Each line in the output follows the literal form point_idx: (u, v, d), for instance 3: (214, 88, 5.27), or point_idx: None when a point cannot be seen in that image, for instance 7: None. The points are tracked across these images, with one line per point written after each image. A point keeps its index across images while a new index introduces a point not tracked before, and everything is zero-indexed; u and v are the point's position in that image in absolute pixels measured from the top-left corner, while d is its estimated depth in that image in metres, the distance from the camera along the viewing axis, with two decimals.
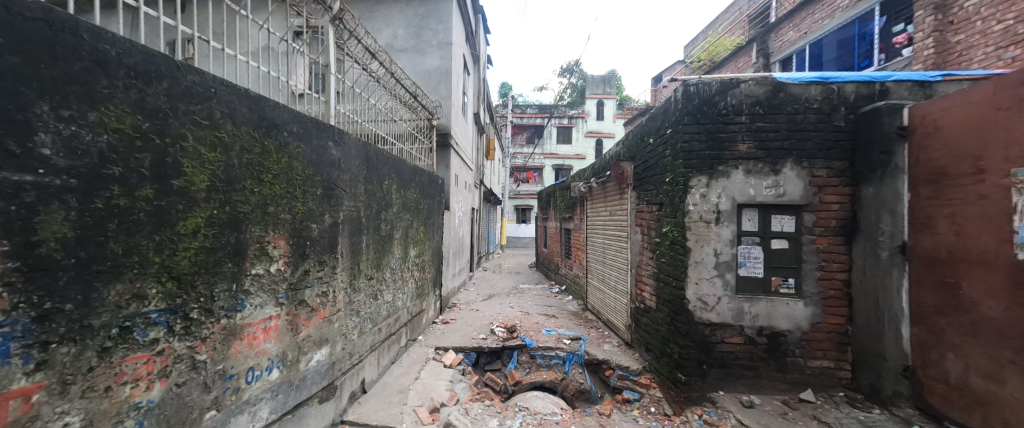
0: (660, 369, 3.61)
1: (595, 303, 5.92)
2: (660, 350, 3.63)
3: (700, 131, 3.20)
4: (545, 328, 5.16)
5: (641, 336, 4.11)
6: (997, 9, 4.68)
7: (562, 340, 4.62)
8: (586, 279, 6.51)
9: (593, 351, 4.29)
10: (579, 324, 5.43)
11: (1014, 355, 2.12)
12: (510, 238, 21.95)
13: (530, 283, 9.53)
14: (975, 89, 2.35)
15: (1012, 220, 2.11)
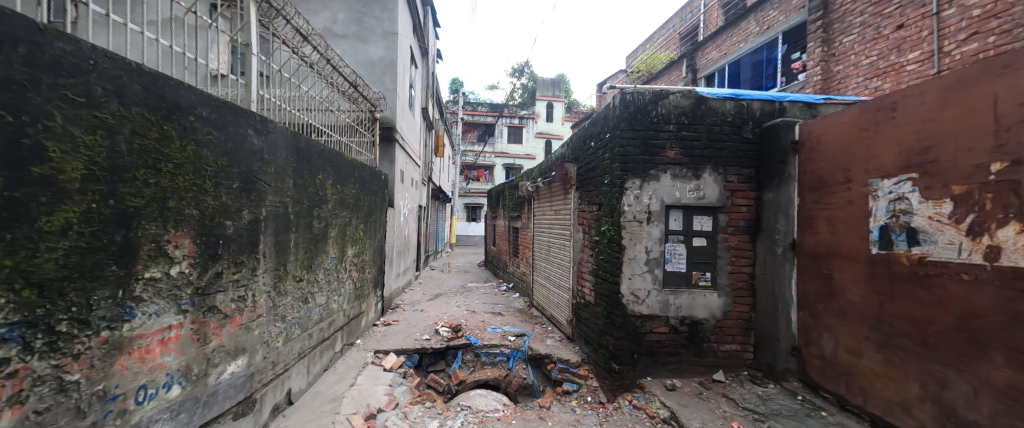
0: (597, 361, 3.81)
1: (540, 300, 6.08)
2: (597, 342, 3.83)
3: (636, 137, 3.43)
4: (491, 326, 5.19)
5: (581, 331, 4.30)
6: (865, 46, 5.64)
7: (506, 337, 4.68)
8: (532, 276, 6.67)
9: (535, 346, 4.40)
10: (523, 321, 5.53)
11: (868, 332, 2.57)
12: (458, 237, 21.66)
13: (478, 281, 9.49)
14: (845, 112, 2.80)
15: (869, 222, 2.56)
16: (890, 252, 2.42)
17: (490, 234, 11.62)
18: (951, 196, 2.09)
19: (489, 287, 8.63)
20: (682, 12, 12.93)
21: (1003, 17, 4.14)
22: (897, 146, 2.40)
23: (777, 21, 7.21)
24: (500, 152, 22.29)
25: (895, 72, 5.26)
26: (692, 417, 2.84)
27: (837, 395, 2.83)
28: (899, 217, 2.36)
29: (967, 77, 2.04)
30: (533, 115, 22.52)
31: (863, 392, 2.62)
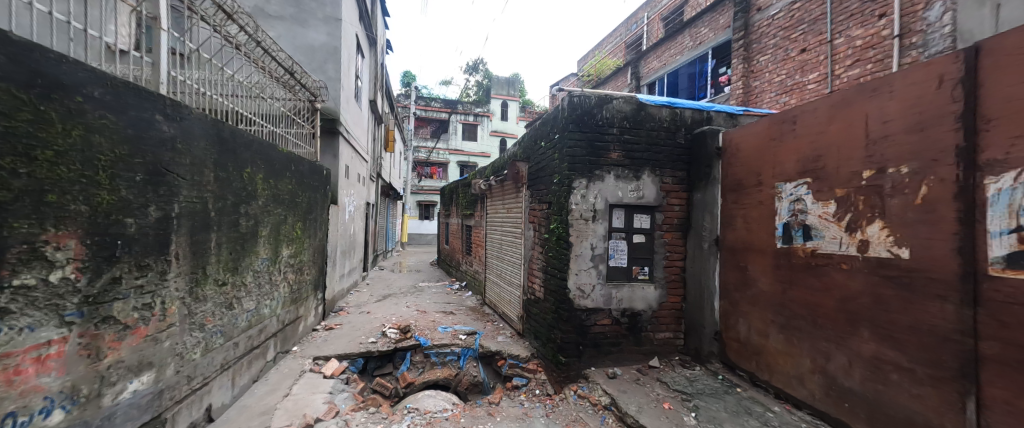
0: (546, 354, 3.91)
1: (491, 298, 6.09)
2: (546, 336, 3.93)
3: (583, 138, 3.56)
4: (441, 325, 5.10)
5: (531, 327, 4.39)
6: (777, 65, 6.39)
7: (457, 336, 4.62)
8: (484, 274, 6.67)
9: (486, 344, 4.41)
10: (475, 319, 5.50)
11: (773, 316, 2.92)
12: (410, 235, 20.96)
13: (430, 280, 9.28)
14: (757, 123, 3.14)
15: (776, 219, 2.90)
16: (791, 246, 2.76)
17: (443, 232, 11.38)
18: (835, 197, 2.44)
19: (441, 286, 8.47)
20: (628, 22, 13.65)
21: (879, 47, 4.93)
22: (797, 154, 2.76)
23: (707, 37, 7.95)
24: (453, 149, 21.85)
25: (799, 90, 6.04)
26: (629, 401, 3.03)
27: (749, 372, 3.19)
28: (798, 216, 2.71)
29: (847, 97, 2.39)
30: (487, 113, 22.36)
31: (769, 368, 2.98)
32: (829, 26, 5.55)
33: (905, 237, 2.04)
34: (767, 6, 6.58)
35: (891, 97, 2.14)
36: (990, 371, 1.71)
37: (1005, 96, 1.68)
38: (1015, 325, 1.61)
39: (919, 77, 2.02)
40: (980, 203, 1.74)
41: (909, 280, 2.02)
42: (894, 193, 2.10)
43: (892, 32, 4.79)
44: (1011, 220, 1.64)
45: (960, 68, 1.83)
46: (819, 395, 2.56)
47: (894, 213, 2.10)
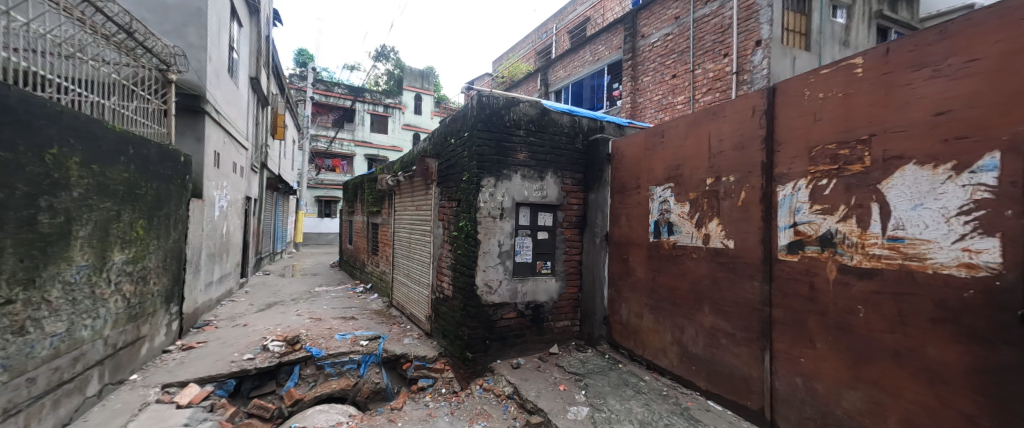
0: (453, 352, 3.91)
1: (399, 299, 5.85)
2: (454, 335, 3.94)
3: (491, 138, 3.66)
4: (339, 332, 4.72)
5: (439, 326, 4.34)
6: (656, 86, 7.41)
7: (357, 343, 4.35)
8: (391, 275, 6.37)
9: (390, 348, 4.22)
10: (378, 323, 5.23)
11: (647, 300, 3.41)
12: (306, 235, 18.85)
13: (329, 284, 8.49)
14: (637, 135, 3.60)
15: (650, 217, 3.37)
16: (658, 240, 3.26)
17: (345, 231, 10.51)
18: (689, 200, 2.96)
19: (341, 289, 7.82)
20: (540, 31, 14.36)
21: (725, 80, 6.11)
22: (663, 162, 3.26)
23: (603, 54, 8.83)
24: (360, 140, 20.18)
25: (671, 109, 7.11)
26: (530, 389, 3.22)
27: (629, 350, 3.67)
28: (666, 215, 3.20)
29: (697, 118, 2.92)
30: (400, 104, 21.12)
31: (642, 345, 3.48)
32: (692, 58, 6.67)
33: (732, 232, 2.59)
34: (649, 34, 7.59)
35: (725, 121, 2.68)
36: (779, 330, 2.28)
37: (790, 125, 2.26)
38: (794, 295, 2.20)
39: (742, 106, 2.57)
40: (775, 205, 2.32)
41: (734, 265, 2.57)
42: (725, 197, 2.64)
43: (733, 69, 5.98)
44: (791, 218, 2.22)
45: (764, 102, 2.40)
46: (676, 363, 3.08)
47: (726, 213, 2.64)
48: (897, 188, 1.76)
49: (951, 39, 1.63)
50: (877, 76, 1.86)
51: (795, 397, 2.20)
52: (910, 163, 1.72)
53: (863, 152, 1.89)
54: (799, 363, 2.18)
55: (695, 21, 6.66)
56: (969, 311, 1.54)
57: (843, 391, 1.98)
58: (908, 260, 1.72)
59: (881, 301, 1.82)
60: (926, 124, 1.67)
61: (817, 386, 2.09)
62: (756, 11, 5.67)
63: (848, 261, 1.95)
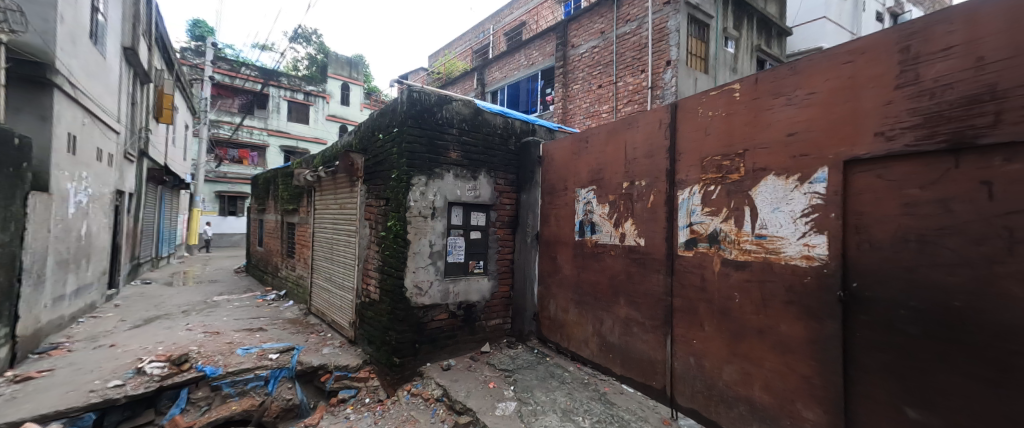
0: (379, 359, 3.75)
1: (319, 306, 5.44)
2: (380, 340, 3.78)
3: (422, 135, 3.59)
4: (243, 346, 4.24)
5: (364, 332, 4.13)
6: (585, 94, 7.85)
7: (265, 356, 3.97)
8: (309, 280, 5.89)
9: (305, 359, 3.92)
10: (292, 333, 4.81)
11: (572, 295, 3.62)
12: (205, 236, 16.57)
13: (234, 292, 7.57)
14: (565, 139, 3.81)
15: (576, 216, 3.58)
16: (583, 238, 3.48)
17: (254, 232, 9.45)
18: (608, 202, 3.21)
19: (247, 298, 7.01)
20: (479, 31, 14.34)
21: (642, 93, 6.71)
22: (587, 166, 3.48)
23: (537, 59, 9.13)
24: (275, 129, 18.29)
25: (597, 117, 7.58)
26: (459, 389, 3.23)
27: (556, 344, 3.86)
28: (589, 215, 3.42)
29: (616, 127, 3.18)
30: (324, 93, 19.57)
31: (568, 338, 3.68)
32: (616, 71, 7.20)
33: (643, 231, 2.87)
34: (578, 44, 8.03)
35: (638, 130, 2.96)
36: (678, 317, 2.59)
37: (688, 138, 2.57)
38: (689, 286, 2.52)
39: (652, 118, 2.85)
40: (676, 207, 2.62)
41: (644, 260, 2.85)
42: (638, 200, 2.92)
43: (649, 84, 6.59)
44: (688, 219, 2.53)
45: (669, 116, 2.70)
46: (597, 352, 3.32)
47: (638, 214, 2.91)
48: (762, 195, 2.12)
49: (799, 74, 2.00)
50: (750, 100, 2.21)
51: (689, 375, 2.52)
52: (771, 174, 2.08)
53: (741, 163, 2.23)
54: (692, 345, 2.50)
55: (618, 37, 7.21)
56: (808, 293, 1.91)
57: (724, 366, 2.31)
58: (770, 254, 2.08)
59: (751, 289, 2.17)
60: (784, 142, 2.03)
61: (705, 364, 2.42)
62: (667, 34, 6.34)
63: (729, 255, 2.29)
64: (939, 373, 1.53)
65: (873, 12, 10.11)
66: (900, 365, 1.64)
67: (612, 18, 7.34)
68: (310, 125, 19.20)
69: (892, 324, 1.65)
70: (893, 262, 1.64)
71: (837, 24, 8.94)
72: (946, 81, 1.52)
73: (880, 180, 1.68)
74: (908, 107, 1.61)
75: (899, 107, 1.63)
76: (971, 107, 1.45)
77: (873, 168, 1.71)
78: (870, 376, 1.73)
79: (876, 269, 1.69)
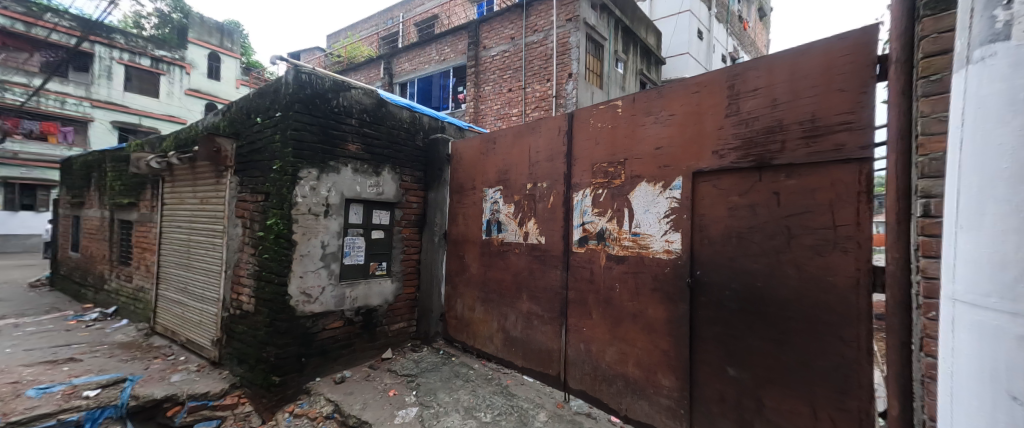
0: (253, 381, 3.27)
1: (171, 323, 4.52)
2: (256, 359, 3.29)
3: (313, 123, 3.27)
4: (38, 385, 3.26)
5: (234, 350, 3.57)
6: (496, 97, 8.02)
7: (76, 395, 3.13)
8: (156, 293, 4.84)
9: (141, 392, 3.21)
10: (125, 361, 3.89)
11: (478, 293, 3.69)
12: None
13: (34, 313, 5.83)
14: (473, 139, 3.86)
15: (484, 215, 3.65)
16: (489, 237, 3.57)
17: (68, 233, 7.40)
18: (513, 202, 3.36)
19: (53, 321, 5.45)
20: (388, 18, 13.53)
21: (547, 100, 7.14)
22: (493, 167, 3.59)
23: (449, 56, 9.03)
24: (102, 101, 14.31)
25: (507, 120, 7.82)
26: (354, 403, 3.02)
27: (462, 343, 3.89)
28: (495, 214, 3.52)
29: (520, 131, 3.34)
30: (183, 62, 16.21)
31: (474, 335, 3.73)
32: (525, 77, 7.51)
33: (544, 230, 3.07)
34: (489, 46, 8.16)
35: (540, 136, 3.16)
36: (572, 309, 2.83)
37: (581, 146, 2.83)
38: (581, 279, 2.77)
39: (552, 125, 3.06)
40: (571, 208, 2.87)
41: (544, 257, 3.05)
42: (540, 200, 3.11)
43: (553, 93, 7.03)
44: (581, 218, 2.79)
45: (567, 124, 2.94)
46: (500, 347, 3.44)
47: (540, 214, 3.10)
48: (637, 199, 2.44)
49: (663, 97, 2.35)
50: (629, 115, 2.52)
51: (580, 360, 2.77)
52: (644, 182, 2.41)
53: (622, 171, 2.54)
54: (582, 332, 2.76)
55: (526, 45, 7.53)
56: (667, 281, 2.28)
57: (607, 348, 2.60)
58: (641, 249, 2.41)
59: (628, 279, 2.48)
60: (653, 155, 2.38)
61: (593, 348, 2.69)
62: (569, 48, 6.85)
63: (612, 251, 2.58)
64: (753, 340, 1.96)
65: (722, 54, 12.43)
66: (726, 335, 2.04)
67: (521, 26, 7.64)
68: (160, 99, 15.70)
69: (723, 304, 2.05)
70: (722, 254, 2.06)
71: (698, 61, 10.75)
72: (753, 115, 1.97)
73: (715, 189, 2.09)
74: (733, 132, 2.04)
75: (727, 131, 2.06)
76: (769, 136, 1.91)
77: (712, 179, 2.11)
78: (709, 347, 2.12)
79: (712, 260, 2.10)
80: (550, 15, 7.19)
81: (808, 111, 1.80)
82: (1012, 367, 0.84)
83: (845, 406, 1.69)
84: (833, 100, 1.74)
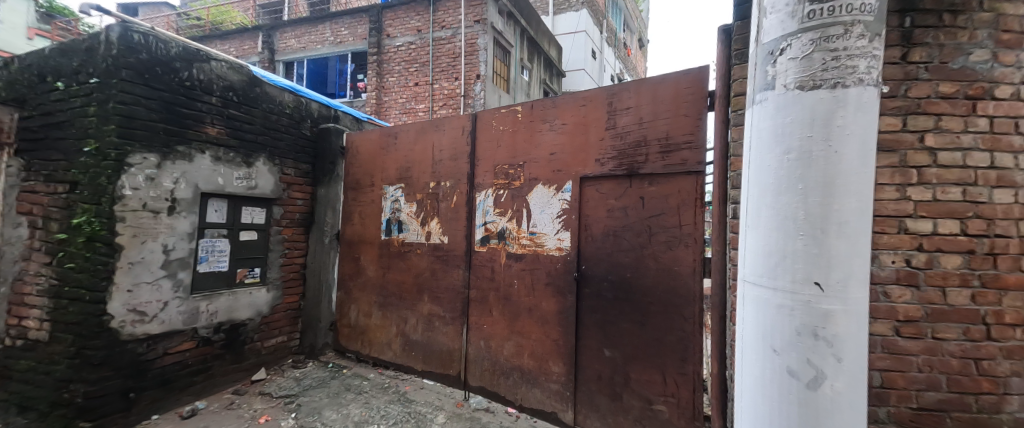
0: None
1: None
2: (45, 405, 2.42)
3: (151, 96, 2.68)
4: None
5: (12, 395, 2.57)
6: (400, 89, 7.69)
7: None
8: None
9: None
10: None
11: (375, 297, 3.50)
12: None
13: None
14: (371, 132, 3.64)
15: (383, 213, 3.47)
16: (389, 237, 3.41)
17: None
18: (415, 200, 3.26)
19: None
20: None
21: (455, 99, 7.13)
22: (394, 163, 3.44)
23: (347, 39, 8.31)
24: None
25: (413, 115, 7.57)
26: None
27: (355, 353, 3.65)
28: (396, 213, 3.38)
29: (423, 128, 3.26)
30: None
31: (369, 343, 3.53)
32: (432, 73, 7.36)
33: (447, 229, 3.05)
34: (393, 35, 7.76)
35: (444, 134, 3.13)
36: (472, 308, 2.88)
37: (484, 147, 2.89)
38: (481, 278, 2.83)
39: (455, 124, 3.07)
40: (474, 208, 2.91)
41: (446, 257, 3.04)
42: (444, 199, 3.08)
43: (461, 92, 7.06)
44: (483, 218, 2.85)
45: (470, 125, 2.97)
46: (398, 352, 3.31)
47: (442, 214, 3.09)
48: (534, 201, 2.59)
49: (557, 107, 2.55)
50: (528, 121, 2.66)
51: (479, 357, 2.83)
52: (540, 184, 2.57)
53: (521, 173, 2.67)
54: (482, 330, 2.82)
55: (434, 40, 7.37)
56: (556, 276, 2.48)
57: (504, 343, 2.70)
58: (537, 247, 2.57)
59: (525, 276, 2.61)
60: (548, 159, 2.55)
61: (491, 344, 2.77)
62: (477, 50, 6.94)
63: (511, 249, 2.69)
64: (623, 327, 2.23)
65: (612, 75, 13.95)
66: (604, 323, 2.30)
67: (428, 19, 7.46)
68: None
69: (602, 298, 2.31)
70: (601, 250, 2.32)
71: (592, 78, 11.86)
72: (626, 129, 2.26)
73: (597, 193, 2.34)
74: (610, 143, 2.31)
75: (607, 142, 2.32)
76: (636, 150, 2.22)
77: (596, 184, 2.36)
78: (588, 337, 2.36)
79: (594, 256, 2.34)
80: (457, 13, 7.17)
81: (662, 131, 2.14)
82: (766, 331, 1.12)
83: (685, 371, 2.04)
84: (681, 123, 2.09)
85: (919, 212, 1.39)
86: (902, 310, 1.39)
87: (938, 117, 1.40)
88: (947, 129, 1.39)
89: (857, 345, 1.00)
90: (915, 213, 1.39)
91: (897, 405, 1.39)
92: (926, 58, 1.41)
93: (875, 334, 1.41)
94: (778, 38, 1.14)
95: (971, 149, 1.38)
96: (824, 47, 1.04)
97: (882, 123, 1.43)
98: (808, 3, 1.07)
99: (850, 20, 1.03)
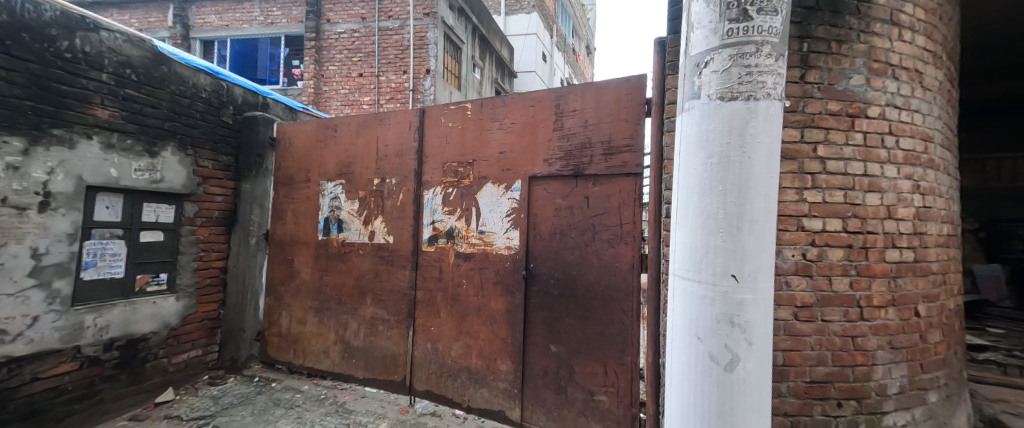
0: None
1: None
2: None
3: (15, 68, 2.25)
4: None
5: None
6: (342, 79, 7.27)
7: None
8: None
9: None
10: None
11: (311, 302, 3.28)
12: None
13: None
14: (308, 124, 3.41)
15: (322, 212, 3.27)
16: (328, 237, 3.22)
17: None
18: (357, 198, 3.11)
19: None
20: None
21: (403, 93, 6.89)
22: (334, 158, 3.25)
23: (280, 21, 7.69)
24: None
25: (356, 107, 7.20)
26: None
27: (287, 363, 3.39)
28: (336, 211, 3.20)
29: (367, 121, 3.12)
30: None
31: (304, 352, 3.31)
32: (377, 64, 7.04)
33: (392, 228, 2.95)
34: (334, 21, 7.32)
35: (389, 128, 3.02)
36: (418, 309, 2.82)
37: (432, 143, 2.84)
38: (428, 278, 2.78)
39: (401, 119, 2.98)
40: (422, 206, 2.84)
41: (391, 257, 2.94)
42: (388, 197, 2.98)
43: (409, 86, 6.85)
44: (431, 217, 2.79)
45: (417, 120, 2.90)
46: (337, 359, 3.14)
47: (386, 212, 2.98)
48: (483, 200, 2.60)
49: (506, 106, 2.57)
50: (477, 119, 2.66)
51: (425, 359, 2.77)
52: (489, 183, 2.58)
53: (470, 171, 2.66)
54: (428, 332, 2.77)
55: (379, 29, 7.07)
56: (504, 275, 2.51)
57: (451, 344, 2.68)
58: (485, 246, 2.58)
59: (473, 275, 2.61)
60: (497, 158, 2.57)
61: (438, 346, 2.73)
62: (427, 43, 6.77)
63: (460, 248, 2.67)
64: (566, 323, 2.32)
65: (561, 78, 14.36)
66: (549, 321, 2.37)
67: (374, 8, 7.14)
68: None
69: (547, 296, 2.38)
70: (548, 248, 2.39)
71: (542, 79, 12.11)
72: (572, 131, 2.34)
73: (545, 192, 2.40)
74: (556, 145, 2.38)
75: (554, 143, 2.39)
76: (581, 151, 2.31)
77: (543, 184, 2.42)
78: (533, 335, 2.42)
79: (541, 254, 2.40)
80: (405, 4, 6.94)
81: (604, 135, 2.25)
82: (692, 321, 1.22)
83: (623, 362, 2.16)
84: (621, 127, 2.21)
85: (813, 212, 1.60)
86: (800, 297, 1.60)
87: (828, 131, 1.62)
88: (834, 142, 1.62)
89: (763, 329, 1.13)
90: (810, 213, 1.60)
91: (795, 380, 1.60)
92: (819, 80, 1.63)
93: (780, 319, 1.61)
94: (703, 52, 1.23)
95: (851, 159, 1.62)
96: (740, 63, 1.16)
97: (786, 134, 1.63)
98: (727, 22, 1.18)
99: (761, 40, 1.15)
